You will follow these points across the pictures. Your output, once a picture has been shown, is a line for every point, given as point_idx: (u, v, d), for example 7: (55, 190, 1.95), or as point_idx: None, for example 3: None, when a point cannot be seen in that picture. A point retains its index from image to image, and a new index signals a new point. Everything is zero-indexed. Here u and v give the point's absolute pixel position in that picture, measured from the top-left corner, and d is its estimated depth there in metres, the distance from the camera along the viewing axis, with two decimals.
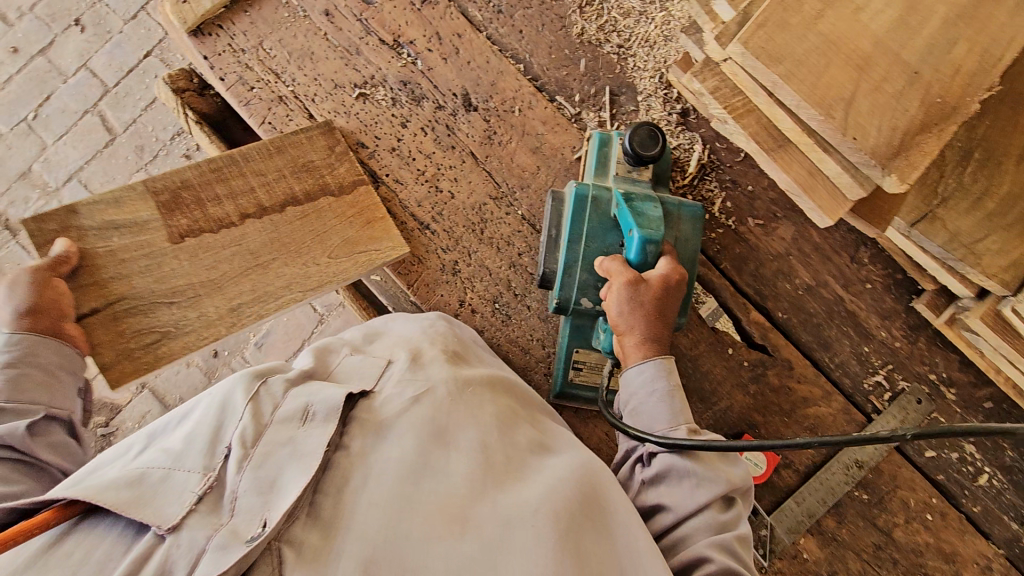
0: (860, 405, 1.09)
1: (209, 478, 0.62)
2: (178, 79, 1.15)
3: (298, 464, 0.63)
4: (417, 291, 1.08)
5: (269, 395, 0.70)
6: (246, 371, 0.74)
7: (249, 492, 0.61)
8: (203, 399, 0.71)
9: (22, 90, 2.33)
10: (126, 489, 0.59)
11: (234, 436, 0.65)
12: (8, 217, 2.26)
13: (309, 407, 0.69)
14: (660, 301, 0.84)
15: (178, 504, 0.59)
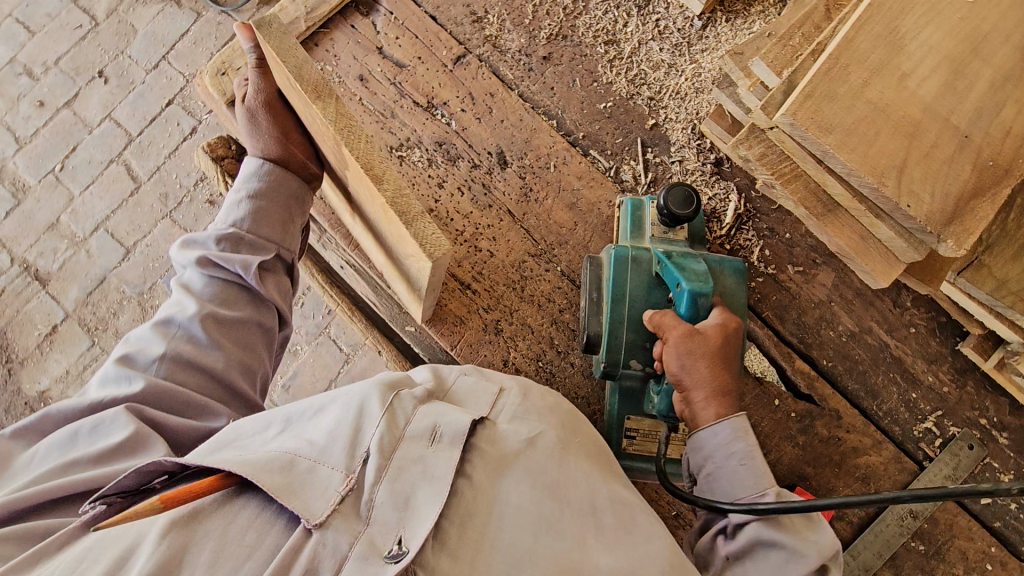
0: (911, 452, 1.07)
1: (351, 480, 0.66)
2: (217, 147, 1.18)
3: (431, 487, 0.66)
4: (461, 352, 1.08)
5: (402, 407, 0.74)
6: (378, 378, 0.78)
7: (386, 504, 0.65)
8: (339, 400, 0.76)
9: (49, 143, 2.38)
10: (279, 474, 0.65)
11: (372, 442, 0.69)
12: (38, 269, 2.30)
13: (436, 426, 0.71)
14: (722, 356, 0.85)
15: (324, 500, 0.64)
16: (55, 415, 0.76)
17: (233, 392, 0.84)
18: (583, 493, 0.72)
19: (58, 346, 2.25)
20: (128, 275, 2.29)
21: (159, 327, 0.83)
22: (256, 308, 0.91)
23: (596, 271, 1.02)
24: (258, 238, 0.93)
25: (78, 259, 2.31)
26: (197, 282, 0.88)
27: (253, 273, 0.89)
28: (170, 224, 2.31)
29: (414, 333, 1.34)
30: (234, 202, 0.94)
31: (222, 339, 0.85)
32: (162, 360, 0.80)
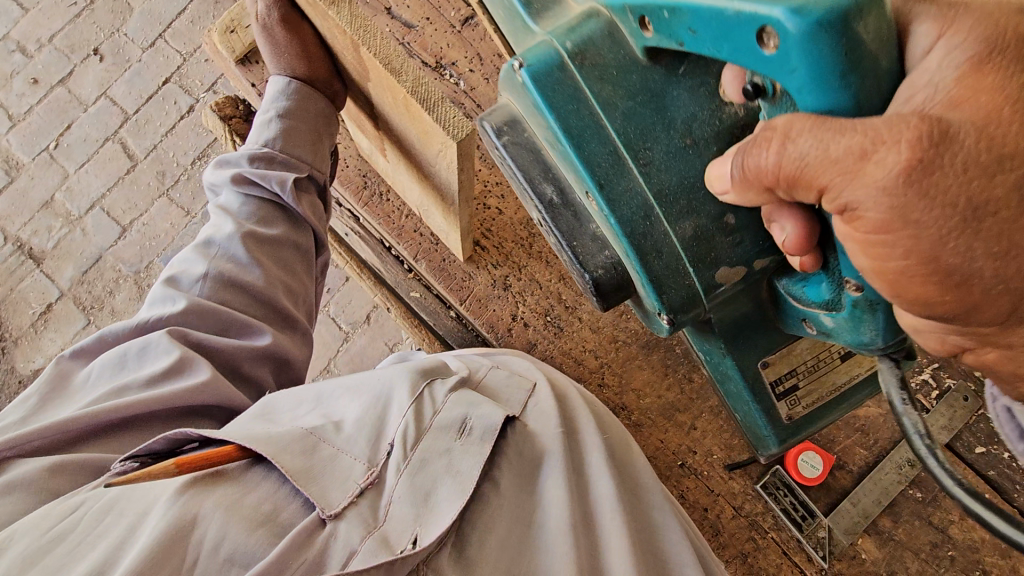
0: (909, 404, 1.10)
1: (371, 475, 0.76)
2: (225, 107, 1.19)
3: (453, 486, 0.76)
4: (470, 307, 1.10)
5: (430, 399, 0.85)
6: (412, 367, 0.89)
7: (404, 499, 0.75)
8: (371, 387, 0.87)
9: (43, 121, 2.36)
10: (301, 456, 0.75)
11: (396, 435, 0.80)
12: (32, 247, 2.28)
13: (467, 420, 0.83)
14: (999, 174, 0.47)
15: (343, 492, 0.74)
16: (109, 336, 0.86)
17: (275, 310, 0.92)
18: (601, 492, 0.86)
19: (53, 324, 2.23)
20: (124, 254, 2.27)
21: (202, 249, 0.91)
22: (293, 228, 0.98)
23: (517, 138, 0.74)
24: (291, 157, 0.98)
25: (74, 238, 2.29)
26: (237, 201, 0.95)
27: (289, 190, 0.95)
28: (167, 202, 2.30)
29: (419, 297, 1.35)
30: (264, 123, 0.99)
31: (261, 257, 0.92)
32: (206, 280, 0.88)
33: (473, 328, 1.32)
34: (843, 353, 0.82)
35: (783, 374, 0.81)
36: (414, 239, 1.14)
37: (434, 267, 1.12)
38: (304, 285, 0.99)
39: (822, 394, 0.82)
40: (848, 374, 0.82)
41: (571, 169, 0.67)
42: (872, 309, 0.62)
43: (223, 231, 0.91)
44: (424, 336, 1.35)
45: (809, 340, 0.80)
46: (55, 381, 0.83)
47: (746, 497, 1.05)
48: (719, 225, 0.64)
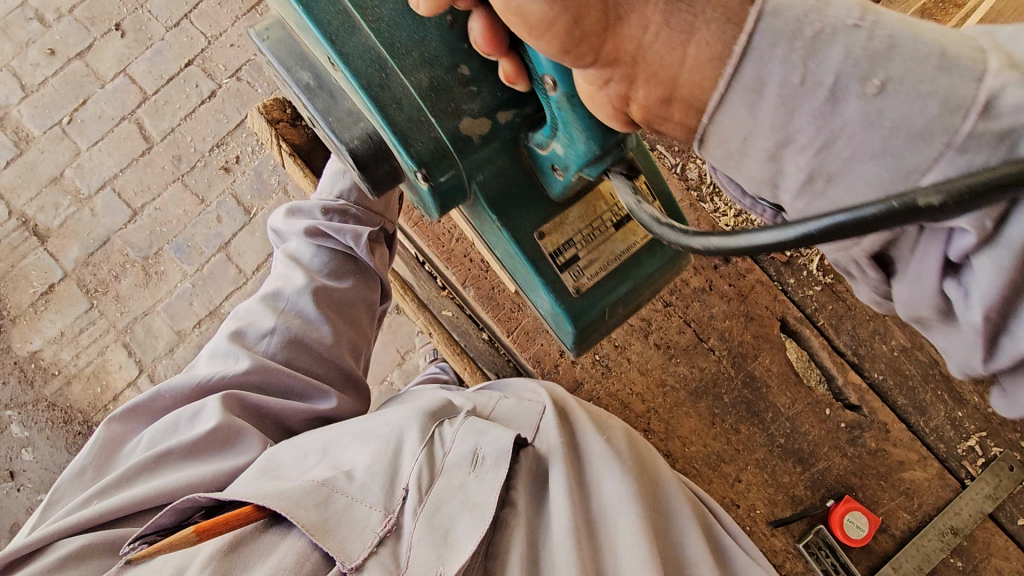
0: (953, 470, 1.08)
1: (389, 522, 0.72)
2: (272, 109, 1.14)
3: (471, 518, 0.71)
4: (517, 340, 1.07)
5: (440, 441, 0.80)
6: (420, 409, 0.85)
7: (423, 541, 0.70)
8: (378, 431, 0.83)
9: (57, 93, 2.27)
10: (316, 510, 0.71)
11: (410, 479, 0.76)
12: (37, 224, 2.20)
13: (478, 450, 0.77)
14: None
15: (361, 543, 0.70)
16: (164, 395, 0.84)
17: (338, 369, 0.91)
18: (609, 492, 0.83)
19: (54, 305, 2.15)
20: (133, 238, 2.19)
21: (270, 302, 0.89)
22: (362, 282, 0.96)
23: (277, 34, 0.78)
24: (365, 210, 0.93)
25: (81, 217, 2.21)
26: (309, 251, 0.92)
27: (363, 246, 0.91)
28: (181, 188, 2.23)
29: (451, 317, 1.31)
30: (340, 173, 0.92)
31: (329, 313, 0.90)
32: (274, 336, 0.86)
33: (506, 353, 1.28)
34: (616, 222, 0.77)
35: (564, 248, 0.75)
36: (464, 265, 1.09)
37: (482, 296, 1.08)
38: (367, 339, 0.97)
39: (606, 262, 0.76)
40: (626, 242, 0.77)
41: (313, 37, 0.70)
42: (573, 106, 0.61)
43: (294, 286, 0.89)
44: (465, 364, 1.28)
45: (580, 207, 0.76)
46: (105, 445, 0.81)
47: (787, 556, 1.03)
48: (456, 77, 0.67)
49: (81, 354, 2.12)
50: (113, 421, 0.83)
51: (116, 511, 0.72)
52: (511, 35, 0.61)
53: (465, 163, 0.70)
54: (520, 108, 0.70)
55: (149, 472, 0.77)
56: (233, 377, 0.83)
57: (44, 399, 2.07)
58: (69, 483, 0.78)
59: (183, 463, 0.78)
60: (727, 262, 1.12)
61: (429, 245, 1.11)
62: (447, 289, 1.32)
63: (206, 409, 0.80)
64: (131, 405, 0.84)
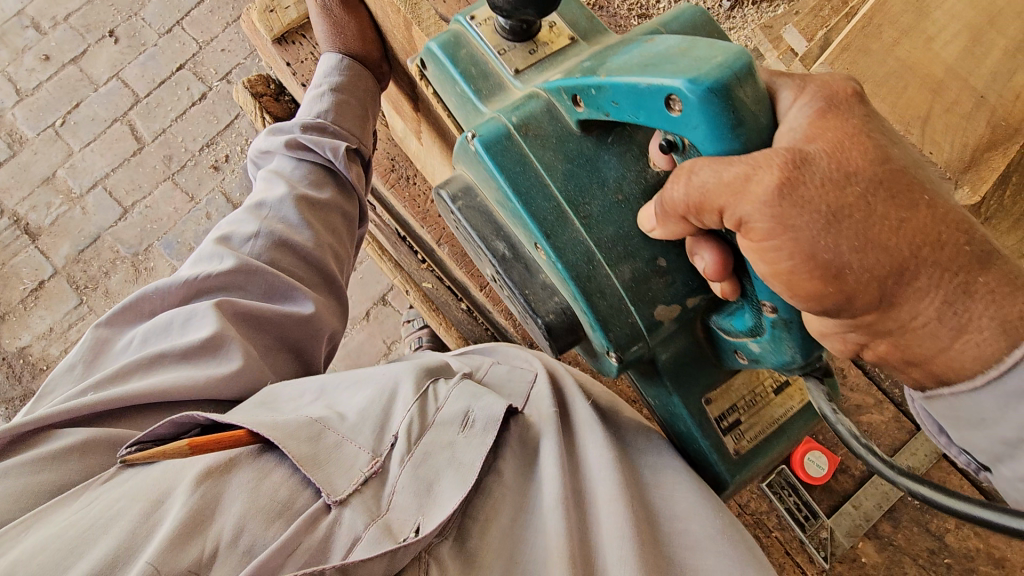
0: (909, 413, 1.13)
1: (376, 464, 0.75)
2: (257, 84, 1.22)
3: (456, 476, 0.75)
4: (490, 294, 1.11)
5: (433, 396, 0.84)
6: (416, 364, 0.87)
7: (407, 489, 0.74)
8: (374, 381, 0.85)
9: (51, 97, 2.34)
10: (307, 443, 0.73)
11: (401, 427, 0.79)
12: (29, 223, 2.24)
13: (470, 413, 0.82)
14: None
15: (347, 479, 0.73)
16: (152, 296, 0.85)
17: (320, 273, 0.93)
18: (592, 457, 0.87)
19: (44, 302, 2.18)
20: (124, 235, 2.24)
21: (254, 210, 0.91)
22: (341, 194, 0.99)
23: (458, 51, 0.84)
24: (343, 129, 0.98)
25: (73, 216, 2.26)
26: (290, 164, 0.96)
27: (342, 158, 0.96)
28: (172, 187, 2.29)
29: (431, 287, 1.36)
30: (316, 95, 0.98)
31: (313, 221, 0.93)
32: (258, 239, 0.88)
33: (483, 321, 1.32)
34: (775, 385, 0.88)
35: (728, 412, 0.86)
36: (439, 224, 1.15)
37: (456, 254, 1.12)
38: (348, 251, 1.00)
39: (763, 428, 0.87)
40: (784, 406, 0.87)
41: (458, 92, 0.85)
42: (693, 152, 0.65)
43: (276, 193, 0.92)
44: (441, 322, 1.35)
45: (743, 375, 0.87)
46: (96, 348, 0.82)
47: (752, 496, 1.07)
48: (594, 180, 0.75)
49: (70, 349, 2.14)
50: (101, 324, 0.84)
51: (105, 407, 0.74)
52: (739, 265, 0.67)
53: (652, 339, 0.76)
54: (706, 293, 0.76)
55: (137, 372, 0.78)
56: (217, 275, 0.84)
57: (31, 394, 2.08)
58: (61, 378, 0.80)
59: (176, 364, 0.79)
60: None
61: (406, 207, 1.17)
62: (426, 260, 1.37)
63: (196, 314, 0.81)
64: (118, 307, 0.84)
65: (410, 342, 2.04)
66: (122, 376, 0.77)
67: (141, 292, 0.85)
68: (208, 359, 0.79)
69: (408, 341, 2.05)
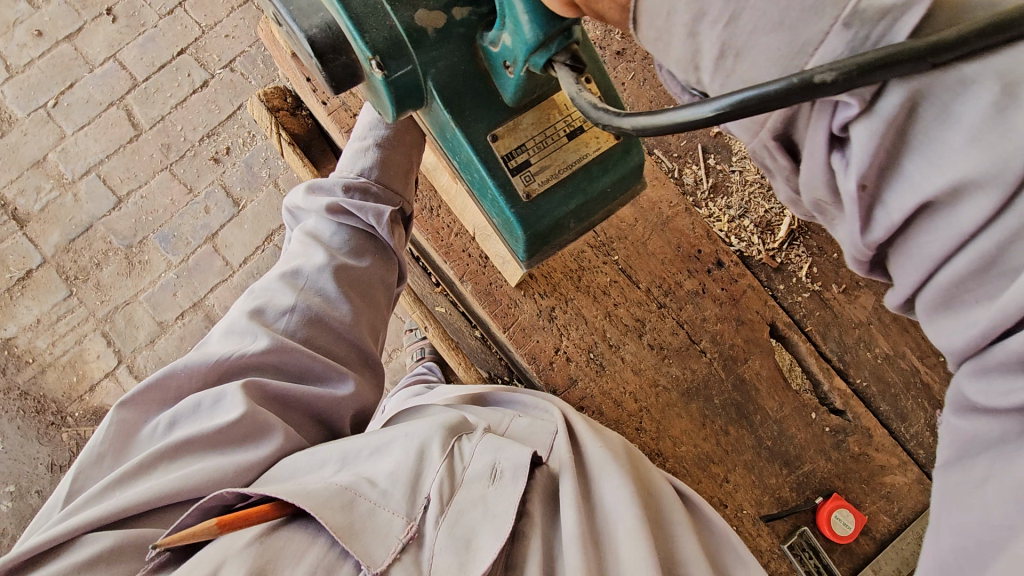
0: (931, 475, 1.11)
1: (412, 528, 0.66)
2: (273, 97, 1.15)
3: (491, 529, 0.66)
4: (513, 336, 1.06)
5: (461, 453, 0.74)
6: (440, 420, 0.77)
7: (446, 549, 0.65)
8: (399, 441, 0.75)
9: (43, 75, 2.23)
10: (342, 513, 0.65)
11: (433, 488, 0.69)
12: (17, 208, 2.14)
13: (497, 464, 0.72)
14: None
15: (385, 548, 0.64)
16: (180, 374, 0.79)
17: (355, 348, 0.88)
18: (612, 499, 0.79)
19: (31, 291, 2.09)
20: (117, 226, 2.15)
21: (289, 279, 0.87)
22: (380, 261, 0.95)
23: None
24: (385, 189, 0.93)
25: (64, 202, 2.16)
26: (329, 229, 0.92)
27: (385, 225, 0.91)
28: (169, 177, 2.19)
29: (445, 313, 1.31)
30: (361, 150, 0.92)
31: (350, 291, 0.88)
32: (294, 314, 0.84)
33: (499, 353, 1.27)
34: (570, 133, 0.73)
35: (516, 152, 0.72)
36: (462, 259, 1.09)
37: (479, 291, 1.07)
38: (386, 319, 0.95)
39: (557, 171, 0.73)
40: (579, 154, 0.73)
41: None
42: None
43: (313, 262, 0.87)
44: (460, 360, 1.30)
45: (533, 114, 0.72)
46: (120, 430, 0.75)
47: (772, 556, 1.05)
48: None
49: (58, 343, 2.06)
50: (125, 405, 0.77)
51: (139, 509, 0.67)
52: None
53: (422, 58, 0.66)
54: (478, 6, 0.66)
55: (169, 461, 0.72)
56: (251, 355, 0.79)
57: (16, 387, 2.00)
58: (88, 471, 0.73)
59: (206, 454, 0.73)
60: (720, 267, 1.12)
61: (428, 239, 1.09)
62: (440, 285, 1.31)
63: (231, 394, 0.75)
64: (145, 387, 0.78)
65: (412, 352, 1.99)
66: (157, 467, 0.71)
67: (170, 369, 0.78)
68: (237, 448, 0.74)
69: (410, 351, 2.00)
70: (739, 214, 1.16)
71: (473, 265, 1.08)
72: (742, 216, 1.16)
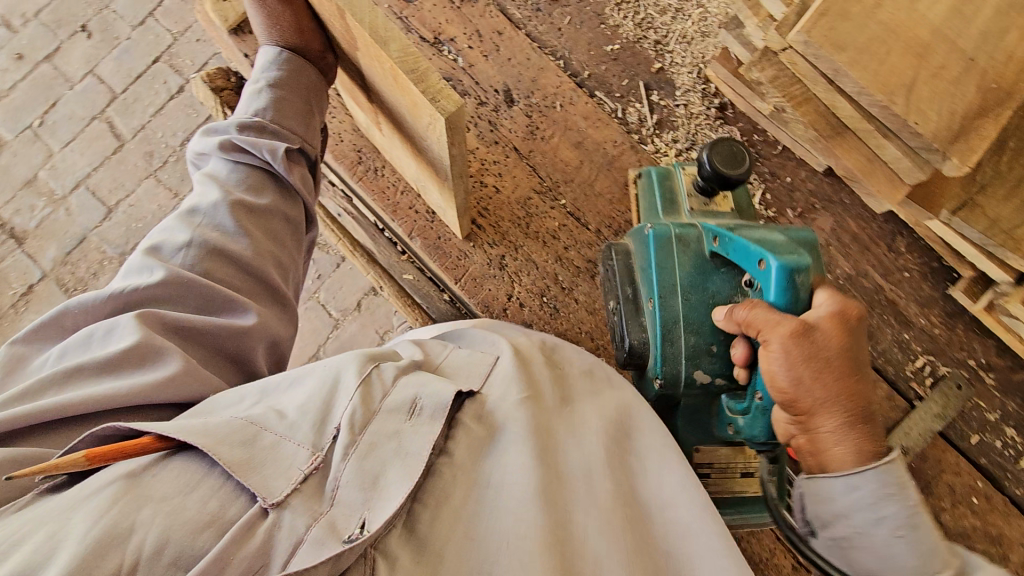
0: (902, 391, 1.10)
1: (317, 459, 0.67)
2: (215, 77, 1.18)
3: (403, 466, 0.68)
4: (465, 286, 1.07)
5: (379, 380, 0.76)
6: (359, 354, 0.80)
7: (352, 482, 0.66)
8: (313, 373, 0.76)
9: (28, 97, 2.30)
10: (241, 446, 0.64)
11: (343, 418, 0.70)
12: (14, 227, 2.22)
13: (417, 400, 0.74)
14: None
15: (285, 479, 0.64)
16: (72, 311, 0.73)
17: (263, 285, 0.81)
18: (575, 459, 0.76)
19: (34, 306, 2.17)
20: (110, 235, 2.21)
21: (186, 217, 0.80)
22: (283, 199, 0.88)
23: None
24: (282, 128, 0.88)
25: (57, 217, 2.23)
26: (224, 167, 0.85)
27: (280, 161, 0.86)
28: (155, 183, 2.25)
29: (411, 280, 1.31)
30: (254, 91, 0.88)
31: (251, 226, 0.82)
32: (191, 249, 0.77)
33: (466, 312, 1.28)
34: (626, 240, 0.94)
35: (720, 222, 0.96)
36: (409, 216, 1.10)
37: (428, 246, 1.09)
38: (296, 261, 0.89)
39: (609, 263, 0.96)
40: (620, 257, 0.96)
41: None
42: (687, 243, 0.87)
43: (209, 199, 0.81)
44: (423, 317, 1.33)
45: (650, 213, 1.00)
46: (8, 364, 0.70)
47: None
48: None
49: None
50: (17, 342, 0.73)
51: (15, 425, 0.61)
52: None
53: None
54: None
55: (56, 387, 0.66)
56: (146, 288, 0.73)
57: None
58: None
59: (100, 377, 0.67)
60: None
61: (375, 201, 1.11)
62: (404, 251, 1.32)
63: (125, 322, 0.70)
64: (37, 323, 0.73)
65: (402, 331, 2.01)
66: (40, 393, 0.65)
67: (63, 305, 0.73)
68: (136, 371, 0.68)
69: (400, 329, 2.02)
70: (687, 146, 1.13)
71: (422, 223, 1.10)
72: (690, 148, 1.13)
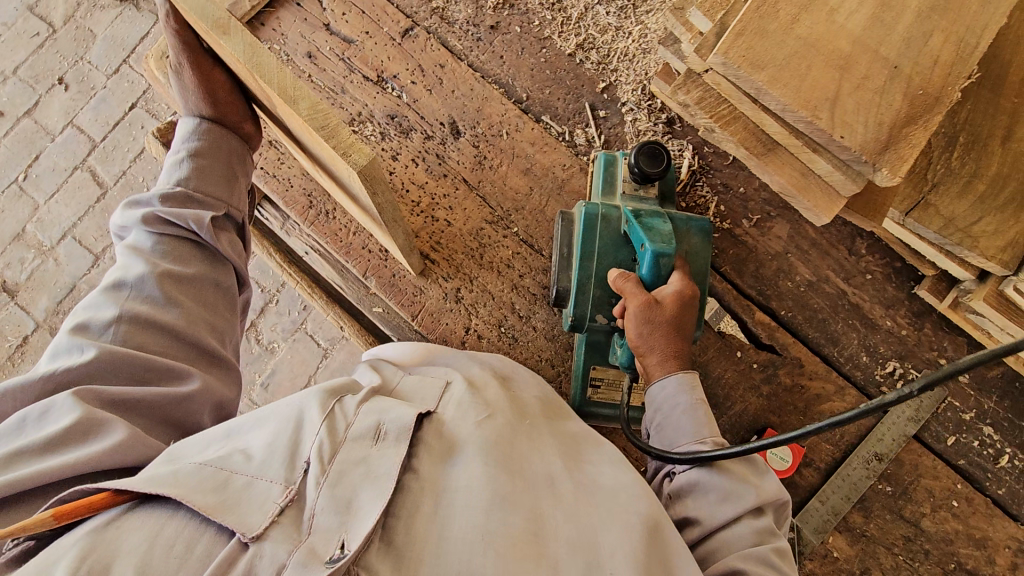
0: (873, 396, 1.08)
1: (291, 491, 0.62)
2: (167, 131, 1.20)
3: (374, 487, 0.63)
4: (423, 322, 1.08)
5: (342, 413, 0.70)
6: (318, 388, 0.75)
7: (328, 510, 0.61)
8: (274, 412, 0.71)
9: (11, 152, 2.35)
10: (212, 489, 0.60)
11: (312, 450, 0.65)
12: (6, 280, 2.26)
13: (381, 425, 0.69)
14: None
15: (261, 513, 0.59)
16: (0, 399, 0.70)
17: (198, 351, 0.83)
18: (537, 473, 0.71)
19: (30, 356, 2.20)
20: (98, 281, 2.25)
21: (112, 292, 0.80)
22: (209, 264, 0.89)
23: None
24: (209, 196, 0.91)
25: (46, 268, 2.27)
26: (148, 239, 0.85)
27: (208, 228, 0.87)
28: None
29: None
30: (174, 162, 0.90)
31: (179, 295, 0.83)
32: (120, 323, 0.77)
33: None
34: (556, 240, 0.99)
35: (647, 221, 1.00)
36: (363, 256, 1.11)
37: (383, 284, 1.10)
38: (230, 324, 0.91)
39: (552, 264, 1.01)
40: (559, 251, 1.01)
41: None
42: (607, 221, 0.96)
43: (136, 270, 0.82)
44: None
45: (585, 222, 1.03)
46: None
47: None
48: None
49: None
50: None
51: None
52: None
53: None
54: None
55: None
56: (78, 366, 0.73)
57: None
58: None
59: (47, 456, 0.66)
60: None
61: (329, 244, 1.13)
62: None
63: (61, 403, 0.69)
64: None
65: None
66: None
67: None
68: (79, 447, 0.67)
69: None
70: None
71: (378, 262, 1.11)
72: None
